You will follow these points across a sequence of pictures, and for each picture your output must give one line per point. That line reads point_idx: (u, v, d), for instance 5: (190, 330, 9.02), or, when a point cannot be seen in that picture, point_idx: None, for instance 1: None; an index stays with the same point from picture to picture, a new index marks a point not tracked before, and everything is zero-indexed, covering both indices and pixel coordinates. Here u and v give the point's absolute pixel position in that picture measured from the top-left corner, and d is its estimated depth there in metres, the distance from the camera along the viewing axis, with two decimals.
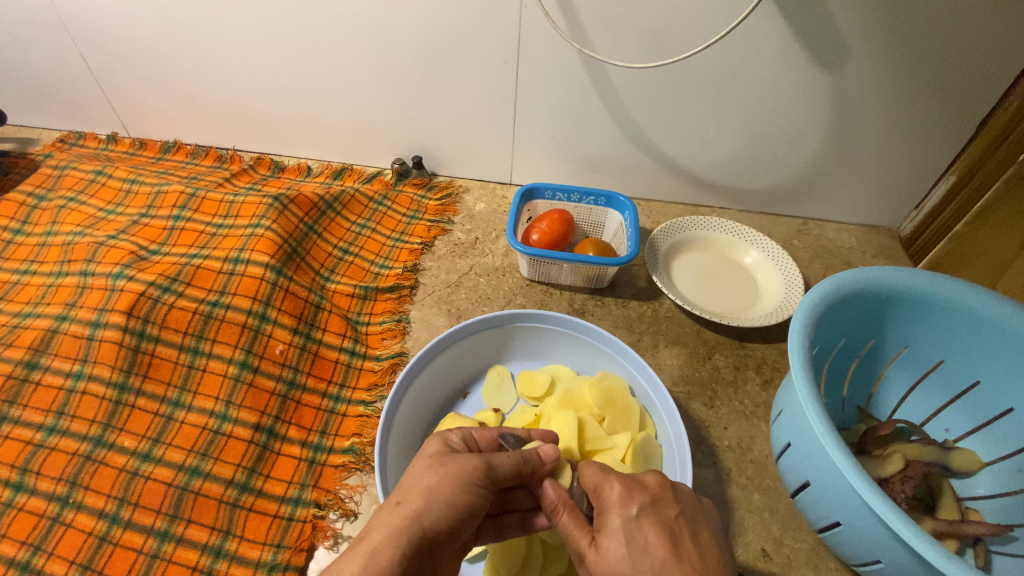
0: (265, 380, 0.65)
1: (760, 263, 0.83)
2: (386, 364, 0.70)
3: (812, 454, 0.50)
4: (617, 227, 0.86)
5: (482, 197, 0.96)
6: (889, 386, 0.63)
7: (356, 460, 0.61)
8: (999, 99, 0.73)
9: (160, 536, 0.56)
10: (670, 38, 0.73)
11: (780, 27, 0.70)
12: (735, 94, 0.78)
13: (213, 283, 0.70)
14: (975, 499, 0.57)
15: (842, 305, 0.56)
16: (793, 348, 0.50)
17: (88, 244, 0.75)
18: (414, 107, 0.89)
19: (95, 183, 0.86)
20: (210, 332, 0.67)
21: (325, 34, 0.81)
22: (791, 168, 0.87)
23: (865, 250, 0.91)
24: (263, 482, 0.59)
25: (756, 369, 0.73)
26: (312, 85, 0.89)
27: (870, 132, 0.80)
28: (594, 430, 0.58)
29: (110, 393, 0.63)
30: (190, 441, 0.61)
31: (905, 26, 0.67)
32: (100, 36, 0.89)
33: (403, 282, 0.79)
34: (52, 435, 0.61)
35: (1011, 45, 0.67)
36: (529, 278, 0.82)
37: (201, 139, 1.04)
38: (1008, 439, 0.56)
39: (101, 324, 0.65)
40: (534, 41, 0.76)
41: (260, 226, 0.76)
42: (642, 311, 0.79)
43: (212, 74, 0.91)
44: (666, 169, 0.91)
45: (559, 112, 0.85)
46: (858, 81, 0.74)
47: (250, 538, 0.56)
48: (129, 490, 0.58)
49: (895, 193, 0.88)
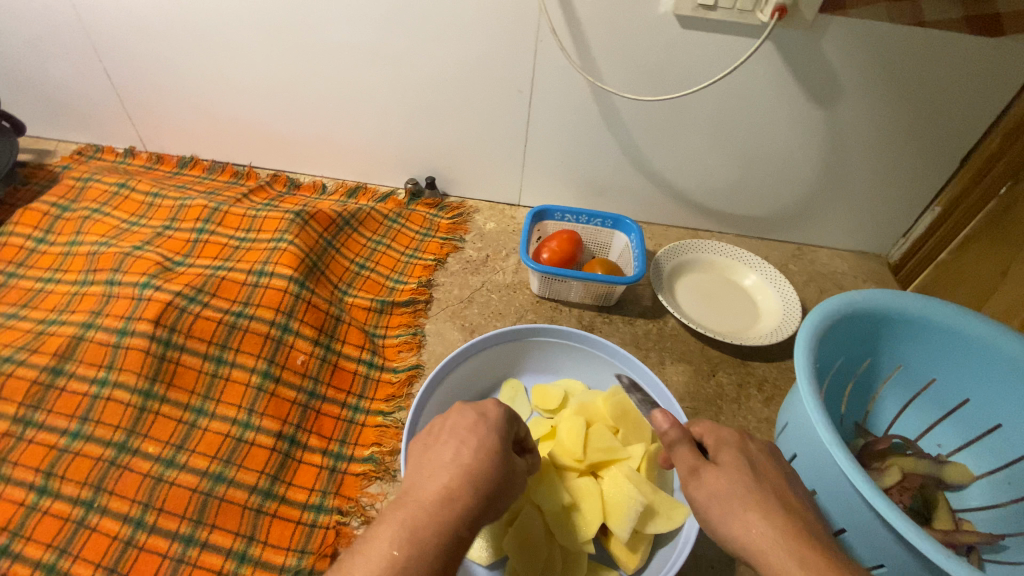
0: (287, 390, 0.67)
1: (759, 285, 0.87)
2: (403, 376, 0.72)
3: (818, 463, 0.53)
4: (623, 248, 0.90)
5: (492, 217, 0.99)
6: (884, 403, 0.67)
7: (377, 468, 0.63)
8: (979, 138, 0.79)
9: (185, 541, 0.57)
10: (675, 74, 0.78)
11: (778, 66, 0.75)
12: (736, 126, 0.83)
13: (236, 294, 0.72)
14: (968, 511, 0.60)
15: (842, 324, 0.60)
16: (799, 363, 0.53)
17: (114, 254, 0.77)
18: (430, 130, 0.93)
19: (118, 196, 0.88)
20: (234, 342, 0.69)
21: (347, 59, 0.85)
22: (787, 196, 0.92)
23: (857, 274, 0.96)
24: (285, 488, 0.61)
25: (758, 386, 0.76)
26: (332, 107, 0.93)
27: (861, 164, 0.85)
28: (609, 441, 0.60)
29: (135, 400, 0.64)
30: (213, 448, 0.62)
31: (893, 69, 0.73)
32: (127, 55, 0.92)
33: (419, 296, 0.81)
34: (76, 441, 0.62)
35: (989, 90, 0.73)
36: (539, 295, 0.85)
37: (218, 155, 1.07)
38: (997, 453, 0.59)
39: (127, 332, 0.67)
40: (548, 72, 0.81)
41: (282, 240, 0.79)
42: (648, 329, 0.82)
43: (235, 94, 0.94)
44: (669, 195, 0.95)
45: (568, 138, 0.89)
46: (850, 117, 0.79)
47: (274, 544, 0.57)
48: (153, 495, 0.59)
49: (884, 222, 0.93)
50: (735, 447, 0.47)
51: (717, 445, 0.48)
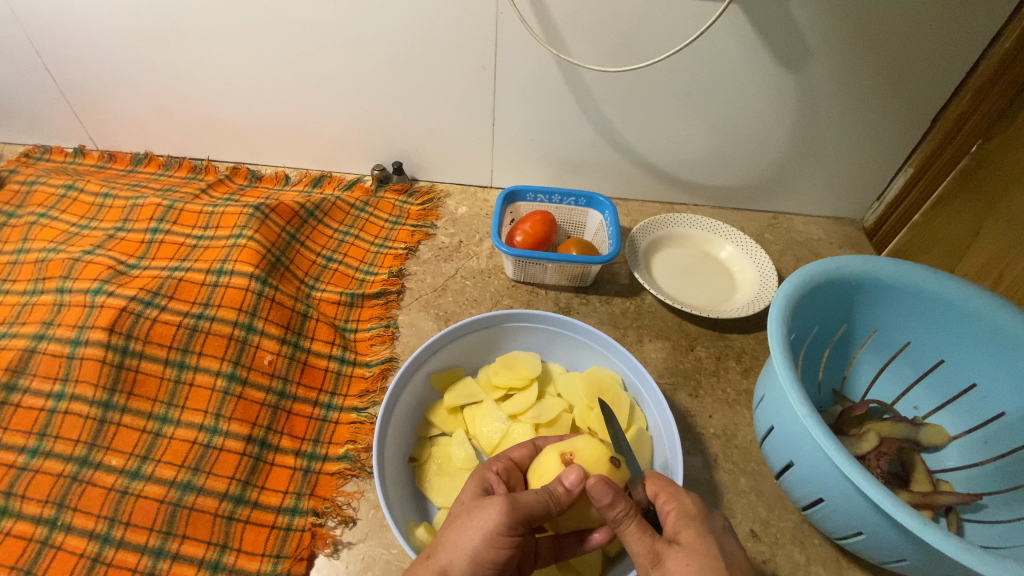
0: (255, 392, 0.65)
1: (736, 257, 0.86)
2: (377, 370, 0.70)
3: (795, 435, 0.53)
4: (598, 227, 0.88)
5: (464, 201, 0.97)
6: (860, 368, 0.67)
7: (352, 466, 0.62)
8: (951, 95, 0.77)
9: (154, 554, 0.55)
10: (642, 42, 0.75)
11: (746, 29, 0.73)
12: (705, 95, 0.81)
13: (196, 296, 0.70)
14: (945, 471, 0.61)
15: (815, 292, 0.59)
16: (772, 335, 0.52)
17: (62, 260, 0.74)
18: (393, 113, 0.89)
19: (66, 199, 0.85)
20: (196, 345, 0.66)
21: (301, 41, 0.80)
22: (761, 165, 0.91)
23: (832, 240, 0.96)
24: (258, 493, 0.59)
25: (736, 358, 0.76)
26: (291, 95, 0.89)
27: (833, 129, 0.84)
28: (523, 407, 0.64)
29: (94, 412, 0.62)
30: (180, 456, 0.61)
31: (861, 27, 0.71)
32: (64, 50, 0.87)
33: (390, 287, 0.79)
34: (35, 458, 0.60)
35: (958, 46, 0.72)
36: (514, 279, 0.83)
37: (174, 150, 1.03)
38: (973, 413, 0.60)
39: (81, 342, 0.64)
40: (510, 47, 0.78)
41: (241, 236, 0.76)
42: (626, 307, 0.81)
43: (187, 86, 0.90)
44: (642, 169, 0.93)
45: (537, 115, 0.86)
46: (819, 80, 0.77)
47: (249, 550, 0.56)
48: (119, 509, 0.58)
49: (858, 186, 0.92)
50: (698, 516, 0.44)
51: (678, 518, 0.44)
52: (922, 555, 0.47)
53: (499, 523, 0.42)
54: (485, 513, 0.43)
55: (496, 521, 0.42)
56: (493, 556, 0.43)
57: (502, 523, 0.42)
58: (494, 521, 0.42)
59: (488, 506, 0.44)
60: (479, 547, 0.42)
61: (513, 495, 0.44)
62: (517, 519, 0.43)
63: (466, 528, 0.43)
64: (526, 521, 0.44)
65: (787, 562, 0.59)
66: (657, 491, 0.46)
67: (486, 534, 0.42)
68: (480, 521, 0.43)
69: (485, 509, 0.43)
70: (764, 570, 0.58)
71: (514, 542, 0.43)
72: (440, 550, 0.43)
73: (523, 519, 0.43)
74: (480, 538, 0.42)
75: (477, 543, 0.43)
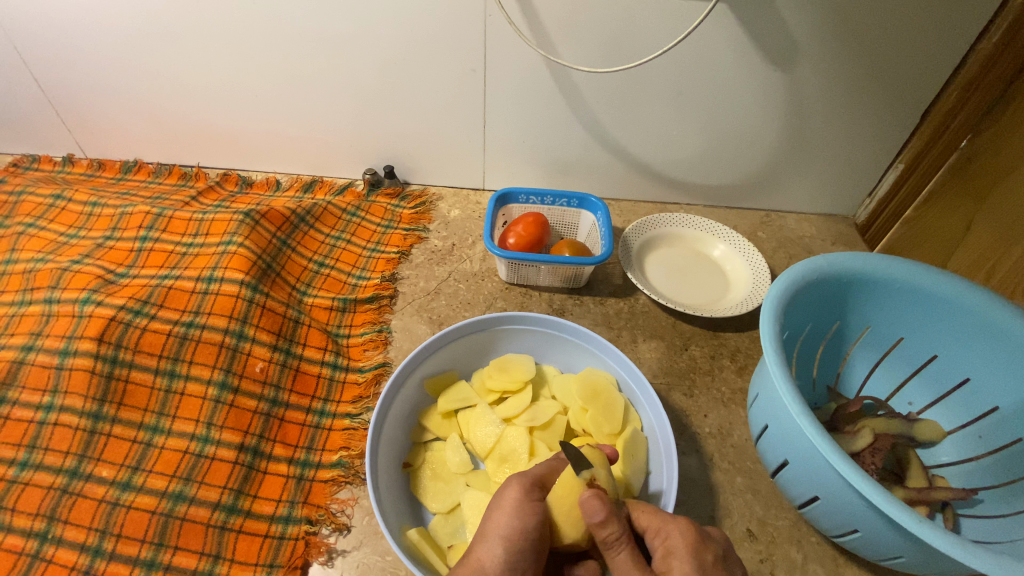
0: (247, 399, 0.65)
1: (729, 256, 0.86)
2: (370, 376, 0.70)
3: (787, 433, 0.54)
4: (590, 227, 0.88)
5: (456, 204, 0.96)
6: (854, 365, 0.67)
7: (346, 473, 0.61)
8: (938, 92, 0.78)
9: (146, 565, 0.55)
10: (631, 43, 0.75)
11: (734, 28, 0.73)
12: (695, 95, 0.81)
13: (186, 304, 0.69)
14: (940, 466, 0.61)
15: (807, 290, 0.59)
16: (764, 333, 0.52)
17: (51, 270, 0.73)
18: (383, 117, 0.89)
19: (54, 209, 0.84)
20: (187, 353, 0.66)
21: (289, 46, 0.80)
22: (752, 163, 0.91)
23: (825, 237, 0.96)
24: (251, 502, 0.59)
25: (731, 357, 0.76)
26: (281, 100, 0.88)
27: (823, 126, 0.84)
28: (513, 408, 0.64)
29: (84, 423, 0.62)
30: (172, 467, 0.60)
31: (848, 25, 0.71)
32: (50, 59, 0.86)
33: (382, 292, 0.79)
34: (25, 470, 0.60)
35: (945, 43, 0.72)
36: (508, 281, 0.82)
37: (164, 158, 1.02)
38: (967, 408, 0.59)
39: (70, 352, 0.64)
40: (499, 49, 0.78)
41: (231, 243, 0.75)
42: (620, 307, 0.81)
43: (176, 93, 0.89)
44: (634, 169, 0.93)
45: (527, 116, 0.86)
46: (808, 78, 0.78)
47: (241, 560, 0.55)
48: (110, 521, 0.57)
49: (849, 183, 0.93)
50: (686, 553, 0.42)
51: (665, 558, 0.43)
52: (916, 552, 0.47)
53: (519, 488, 0.47)
54: (505, 492, 0.47)
55: (514, 490, 0.47)
56: (523, 527, 0.44)
57: (520, 489, 0.47)
58: (514, 492, 0.47)
59: (503, 485, 0.49)
60: (511, 522, 0.45)
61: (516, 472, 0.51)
62: (531, 480, 0.48)
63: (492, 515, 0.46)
64: (541, 485, 0.49)
65: (785, 560, 0.59)
66: (655, 527, 0.45)
67: (511, 506, 0.46)
68: (502, 499, 0.47)
69: (503, 492, 0.48)
70: (761, 569, 0.58)
71: (540, 505, 0.46)
72: (476, 547, 0.44)
73: (534, 479, 0.48)
74: (507, 511, 0.45)
75: (507, 516, 0.45)
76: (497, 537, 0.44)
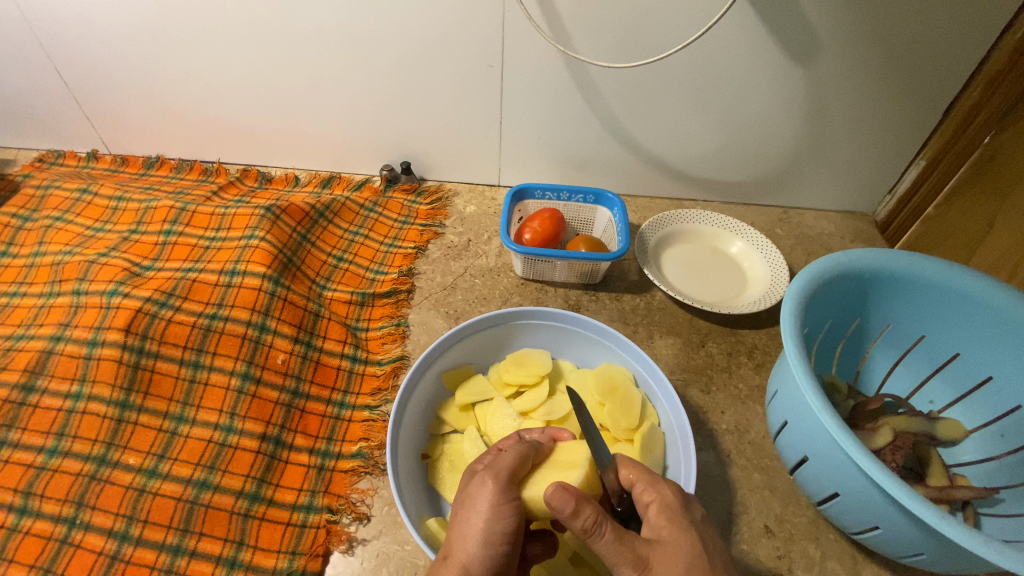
0: (269, 390, 0.66)
1: (746, 253, 0.85)
2: (388, 368, 0.71)
3: (809, 430, 0.53)
4: (606, 224, 0.88)
5: (472, 200, 0.97)
6: (874, 363, 0.66)
7: (365, 464, 0.62)
8: (961, 88, 0.76)
9: (172, 551, 0.56)
10: (648, 37, 0.75)
11: (753, 22, 0.72)
12: (713, 90, 0.81)
13: (209, 296, 0.71)
14: (961, 466, 0.60)
15: (828, 286, 0.59)
16: (785, 329, 0.52)
17: (78, 263, 0.75)
18: (402, 114, 0.90)
19: (80, 203, 0.86)
20: (210, 345, 0.67)
21: (308, 42, 0.81)
22: (770, 160, 0.90)
23: (844, 234, 0.95)
24: (273, 491, 0.60)
25: (748, 354, 0.76)
26: (301, 95, 0.89)
27: (843, 122, 0.83)
28: (531, 404, 0.65)
29: (111, 411, 0.63)
30: (196, 455, 0.62)
31: (868, 18, 0.70)
32: (75, 54, 0.88)
33: (400, 286, 0.79)
34: (54, 458, 0.61)
35: (969, 37, 0.71)
36: (524, 276, 0.83)
37: (185, 154, 1.04)
38: (990, 407, 0.59)
39: (98, 343, 0.66)
40: (517, 44, 0.78)
41: (253, 237, 0.77)
42: (636, 303, 0.81)
43: (197, 89, 0.90)
44: (651, 165, 0.93)
45: (544, 111, 0.86)
46: (828, 73, 0.77)
47: (265, 547, 0.56)
48: (138, 507, 0.58)
49: (869, 180, 0.91)
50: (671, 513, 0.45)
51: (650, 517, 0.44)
52: (939, 550, 0.47)
53: (494, 487, 0.45)
54: (478, 493, 0.45)
55: (488, 492, 0.44)
56: (503, 529, 0.43)
57: (496, 489, 0.45)
58: (489, 496, 0.44)
59: (476, 484, 0.46)
60: (489, 524, 0.43)
61: (484, 466, 0.48)
62: (504, 478, 0.46)
63: (467, 519, 0.44)
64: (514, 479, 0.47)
65: (802, 557, 0.59)
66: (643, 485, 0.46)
67: (488, 509, 0.43)
68: (477, 501, 0.44)
69: (476, 490, 0.45)
70: (778, 565, 0.58)
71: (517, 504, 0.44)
72: (456, 547, 0.42)
73: (509, 477, 0.46)
74: (487, 515, 0.43)
75: (488, 519, 0.43)
76: (476, 539, 0.42)
